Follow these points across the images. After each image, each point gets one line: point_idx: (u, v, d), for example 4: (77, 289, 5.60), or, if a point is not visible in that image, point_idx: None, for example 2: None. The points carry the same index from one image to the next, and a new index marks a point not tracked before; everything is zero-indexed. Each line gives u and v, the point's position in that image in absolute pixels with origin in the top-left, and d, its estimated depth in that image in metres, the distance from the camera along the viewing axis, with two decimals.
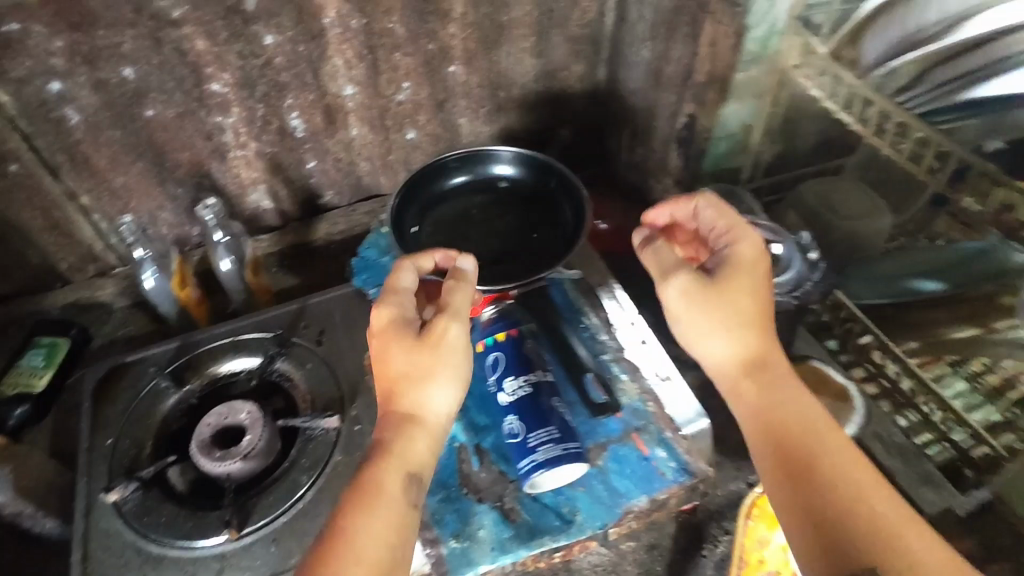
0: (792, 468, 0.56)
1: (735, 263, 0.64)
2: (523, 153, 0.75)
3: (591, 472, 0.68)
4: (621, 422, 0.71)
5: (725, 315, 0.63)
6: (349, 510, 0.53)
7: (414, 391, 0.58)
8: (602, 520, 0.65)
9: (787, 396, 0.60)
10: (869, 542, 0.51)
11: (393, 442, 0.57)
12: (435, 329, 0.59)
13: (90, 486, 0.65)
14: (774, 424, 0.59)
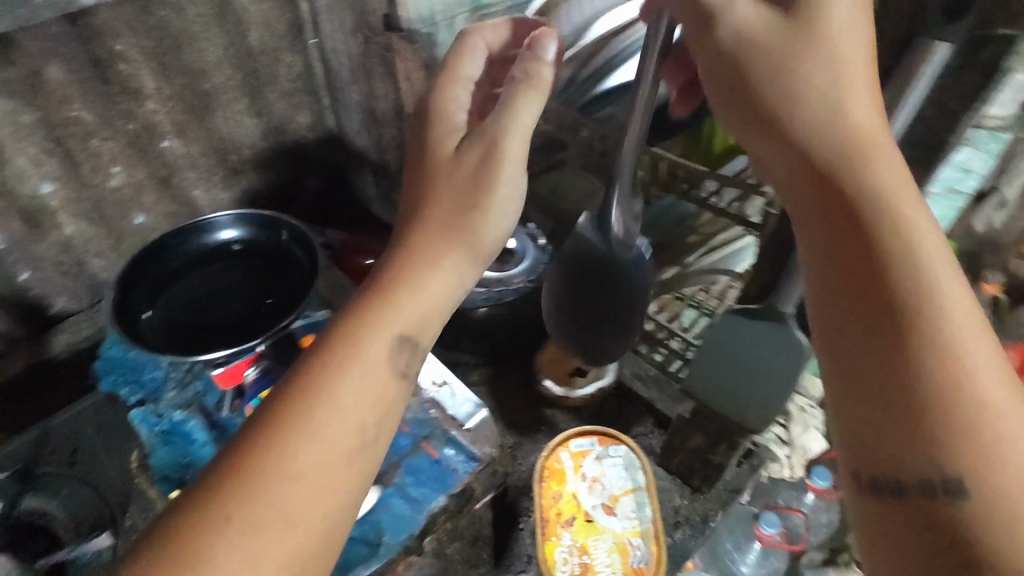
0: (882, 251, 0.39)
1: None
2: (244, 212, 0.77)
3: (389, 492, 0.69)
4: (409, 436, 0.74)
5: (792, 60, 0.44)
6: (298, 407, 0.43)
7: (431, 284, 0.49)
8: (410, 526, 0.66)
9: (872, 114, 0.43)
10: (954, 396, 0.35)
11: (376, 321, 0.47)
12: (461, 168, 0.51)
13: None
14: (839, 175, 0.41)
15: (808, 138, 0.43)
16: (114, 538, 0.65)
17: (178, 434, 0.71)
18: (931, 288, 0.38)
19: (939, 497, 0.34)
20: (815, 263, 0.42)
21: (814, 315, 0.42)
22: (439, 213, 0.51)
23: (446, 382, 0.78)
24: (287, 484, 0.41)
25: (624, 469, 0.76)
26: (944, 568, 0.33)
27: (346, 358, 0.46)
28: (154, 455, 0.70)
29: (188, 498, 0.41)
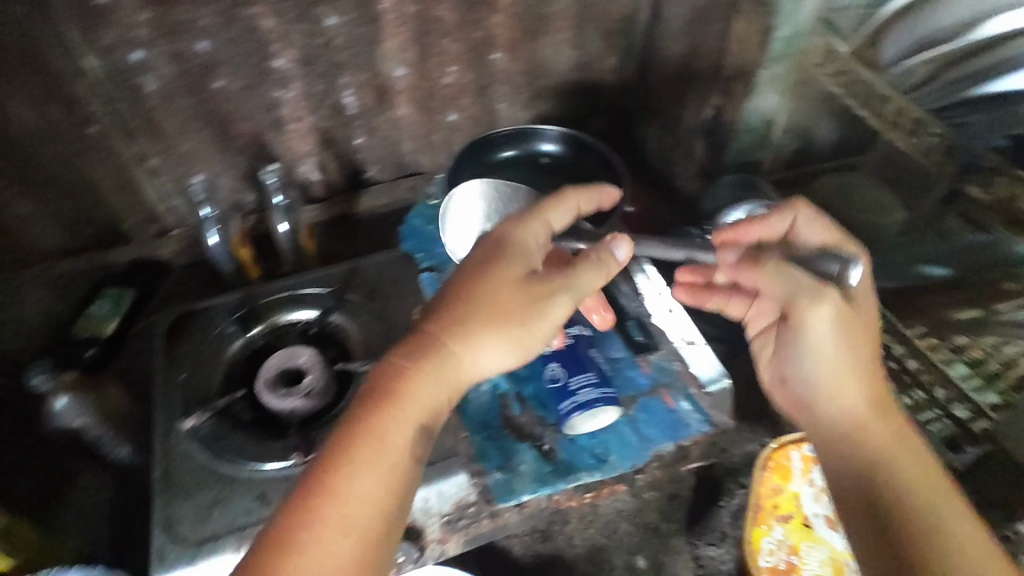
0: (908, 526, 0.54)
1: (858, 310, 0.61)
2: (567, 131, 0.83)
3: (622, 419, 0.71)
4: (648, 377, 0.74)
5: (853, 351, 0.61)
6: (342, 471, 0.49)
7: (487, 349, 0.53)
8: (636, 459, 0.68)
9: (889, 437, 0.59)
10: None
11: (422, 391, 0.51)
12: (546, 289, 0.55)
13: (169, 414, 0.73)
14: (852, 446, 0.59)
15: (832, 420, 0.61)
16: None
17: None
18: (925, 547, 0.52)
19: None
20: (842, 469, 0.60)
21: (858, 540, 0.56)
22: (472, 318, 0.53)
23: (696, 343, 0.78)
24: (341, 511, 0.48)
25: None
26: None
27: (398, 410, 0.50)
28: None
29: (260, 538, 0.48)
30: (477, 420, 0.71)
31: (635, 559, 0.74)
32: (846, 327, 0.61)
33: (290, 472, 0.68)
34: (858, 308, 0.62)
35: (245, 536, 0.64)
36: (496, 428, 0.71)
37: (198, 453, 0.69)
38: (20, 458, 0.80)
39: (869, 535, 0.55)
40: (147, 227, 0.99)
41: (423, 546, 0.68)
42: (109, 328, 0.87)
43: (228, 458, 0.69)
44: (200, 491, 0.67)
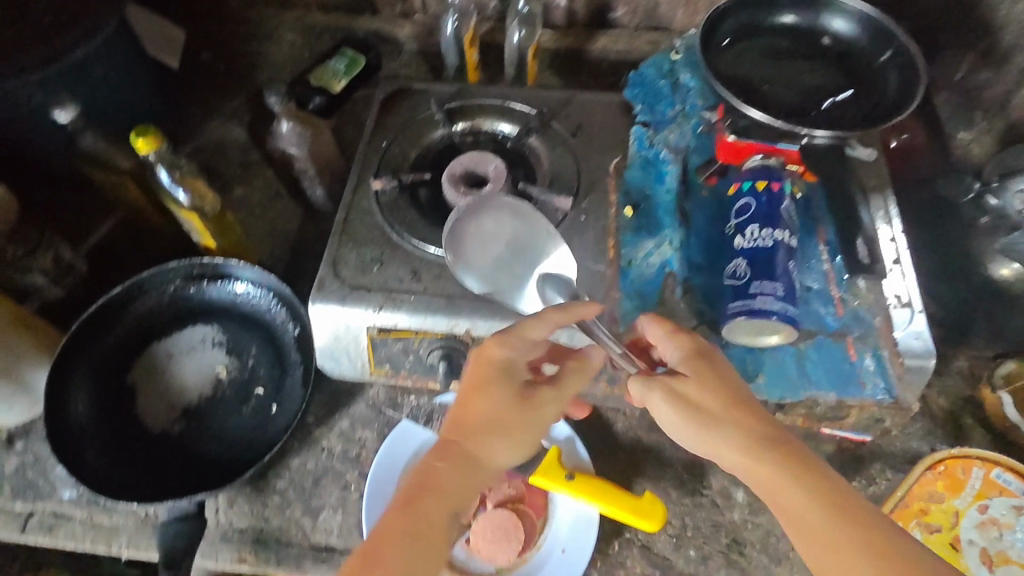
0: None
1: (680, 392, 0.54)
2: (870, 13, 0.69)
3: (788, 348, 0.63)
4: (836, 320, 0.65)
5: (704, 434, 0.52)
6: (381, 545, 0.47)
7: (504, 447, 0.52)
8: (786, 392, 0.61)
9: (741, 456, 0.51)
10: None
11: (436, 477, 0.50)
12: (540, 402, 0.54)
13: (363, 171, 0.76)
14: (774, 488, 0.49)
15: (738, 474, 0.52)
16: (570, 207, 0.72)
17: (657, 167, 0.74)
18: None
19: None
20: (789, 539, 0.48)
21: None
22: (473, 425, 0.52)
23: (910, 306, 0.65)
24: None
25: None
26: None
27: (420, 507, 0.48)
28: (629, 168, 0.74)
29: None
30: (635, 286, 0.67)
31: (735, 491, 0.69)
32: (685, 405, 0.53)
33: (444, 260, 0.70)
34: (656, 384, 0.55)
35: (390, 299, 0.68)
36: (650, 302, 0.66)
37: (376, 213, 0.73)
38: (243, 169, 0.92)
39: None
40: (395, 3, 1.00)
41: None
42: (338, 86, 0.89)
43: (399, 228, 0.72)
44: (367, 245, 0.72)
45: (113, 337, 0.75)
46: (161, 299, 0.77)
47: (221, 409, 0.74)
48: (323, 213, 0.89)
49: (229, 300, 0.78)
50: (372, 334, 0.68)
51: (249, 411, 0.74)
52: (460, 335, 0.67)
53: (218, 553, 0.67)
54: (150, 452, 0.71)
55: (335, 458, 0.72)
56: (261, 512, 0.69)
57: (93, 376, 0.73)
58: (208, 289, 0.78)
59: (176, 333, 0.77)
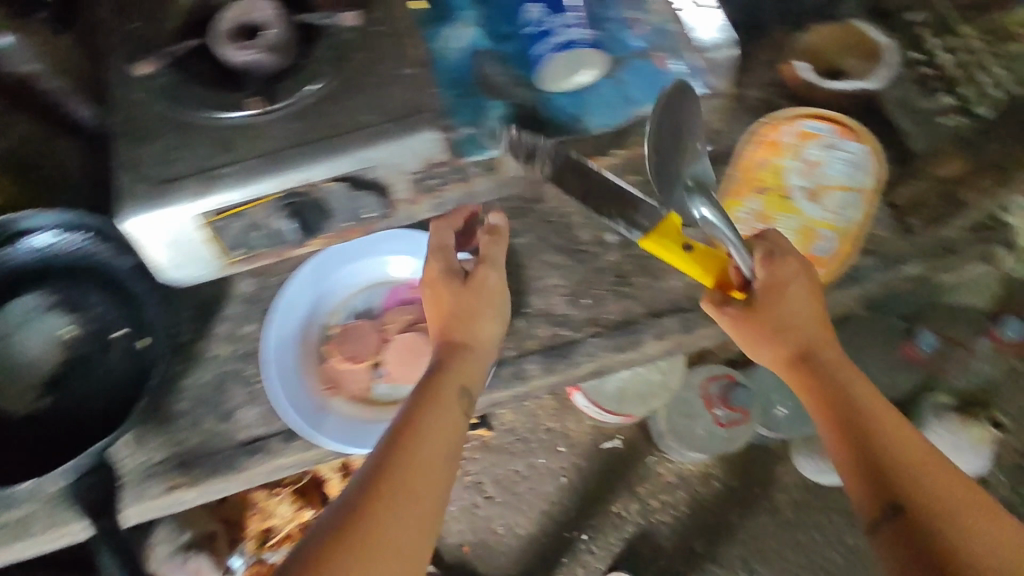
0: (871, 441, 0.58)
1: (759, 311, 0.65)
2: None
3: (605, 81, 0.65)
4: (643, 40, 0.66)
5: (756, 342, 0.66)
6: (392, 453, 0.54)
7: (485, 324, 0.65)
8: (613, 120, 0.65)
9: (779, 356, 0.65)
10: (920, 495, 0.55)
11: (452, 370, 0.61)
12: (479, 280, 0.66)
13: (119, 60, 0.67)
14: (810, 374, 0.63)
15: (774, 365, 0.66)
16: (360, 21, 0.67)
17: None
18: (888, 449, 0.58)
19: (967, 506, 0.54)
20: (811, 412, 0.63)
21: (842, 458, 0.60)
22: (448, 324, 0.64)
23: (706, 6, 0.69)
24: (413, 473, 0.53)
25: (843, 166, 0.72)
26: (906, 506, 0.54)
27: (426, 418, 0.57)
28: None
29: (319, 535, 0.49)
30: (448, 77, 0.65)
31: (608, 236, 0.75)
32: (755, 325, 0.65)
33: (249, 121, 0.64)
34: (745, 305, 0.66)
35: (208, 179, 0.62)
36: (469, 86, 0.65)
37: (154, 103, 0.65)
38: None
39: (846, 456, 0.59)
40: None
41: (391, 205, 0.68)
42: None
43: (188, 108, 0.64)
44: (158, 138, 0.64)
45: None
46: None
47: (84, 366, 0.68)
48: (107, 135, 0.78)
49: (37, 256, 0.69)
50: (208, 221, 0.63)
51: (116, 356, 0.68)
52: (295, 189, 0.64)
53: (147, 490, 0.65)
54: (26, 436, 0.65)
55: (228, 361, 0.70)
56: (173, 436, 0.67)
57: None
58: (6, 254, 0.69)
59: None
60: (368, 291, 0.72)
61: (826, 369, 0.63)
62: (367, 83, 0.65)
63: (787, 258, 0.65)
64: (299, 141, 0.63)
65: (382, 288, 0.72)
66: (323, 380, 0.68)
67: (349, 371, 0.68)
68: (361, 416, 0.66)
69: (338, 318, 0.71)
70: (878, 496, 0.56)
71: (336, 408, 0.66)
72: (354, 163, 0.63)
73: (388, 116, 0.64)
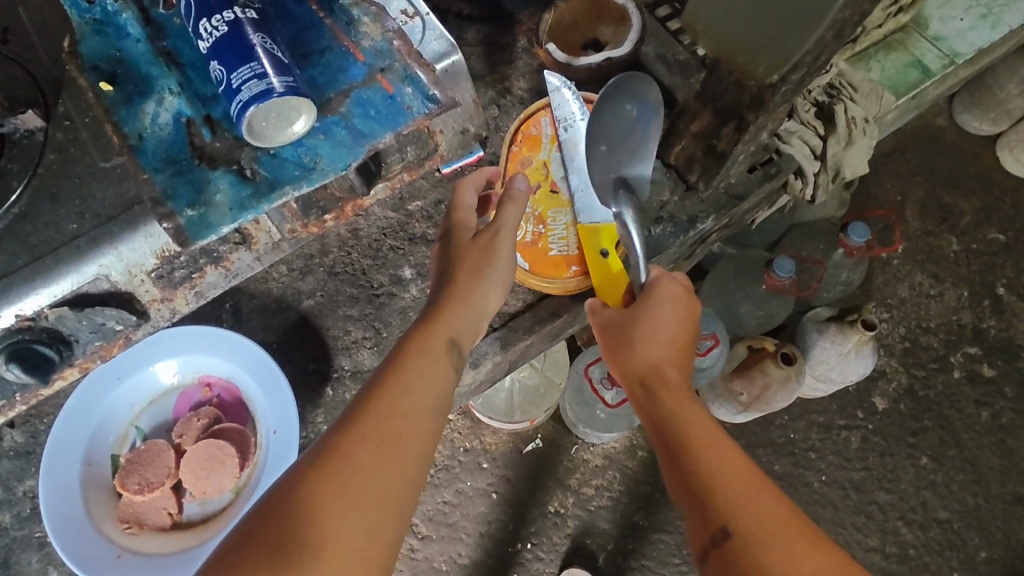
0: (695, 460, 0.58)
1: (625, 323, 0.69)
2: None
3: (332, 120, 0.60)
4: (362, 66, 0.62)
5: (615, 350, 0.69)
6: (371, 432, 0.57)
7: (490, 299, 0.70)
8: (348, 159, 0.59)
9: (627, 367, 0.68)
10: (728, 514, 0.54)
11: (447, 324, 0.66)
12: (481, 243, 0.70)
13: None
14: (650, 387, 0.65)
15: (625, 380, 0.68)
16: (45, 119, 0.62)
17: (111, 24, 0.63)
18: (707, 470, 0.57)
19: (788, 528, 0.52)
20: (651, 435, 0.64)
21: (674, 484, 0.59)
22: (443, 327, 0.66)
23: (416, 15, 0.66)
24: (342, 489, 0.53)
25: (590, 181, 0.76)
26: (714, 531, 0.54)
27: (416, 365, 0.62)
28: (83, 42, 0.62)
29: (278, 507, 0.52)
30: (160, 157, 0.59)
31: None
32: (620, 326, 0.69)
33: None
34: (619, 315, 0.70)
35: None
36: (183, 161, 0.59)
37: None
38: None
39: (674, 485, 0.59)
40: None
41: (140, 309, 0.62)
42: None
43: None
44: None
45: None
46: None
47: None
48: None
49: None
50: None
51: None
52: (16, 325, 0.55)
53: None
54: None
55: None
56: None
57: None
58: None
59: None
60: (157, 405, 0.75)
61: (672, 388, 0.64)
62: (67, 187, 0.60)
63: (667, 282, 0.69)
64: (2, 272, 0.56)
65: (172, 398, 0.75)
66: (121, 518, 0.69)
67: (150, 497, 0.70)
68: (166, 544, 0.69)
69: (124, 445, 0.73)
70: (703, 526, 0.55)
71: (138, 548, 0.68)
72: (77, 280, 0.56)
73: (98, 218, 0.58)
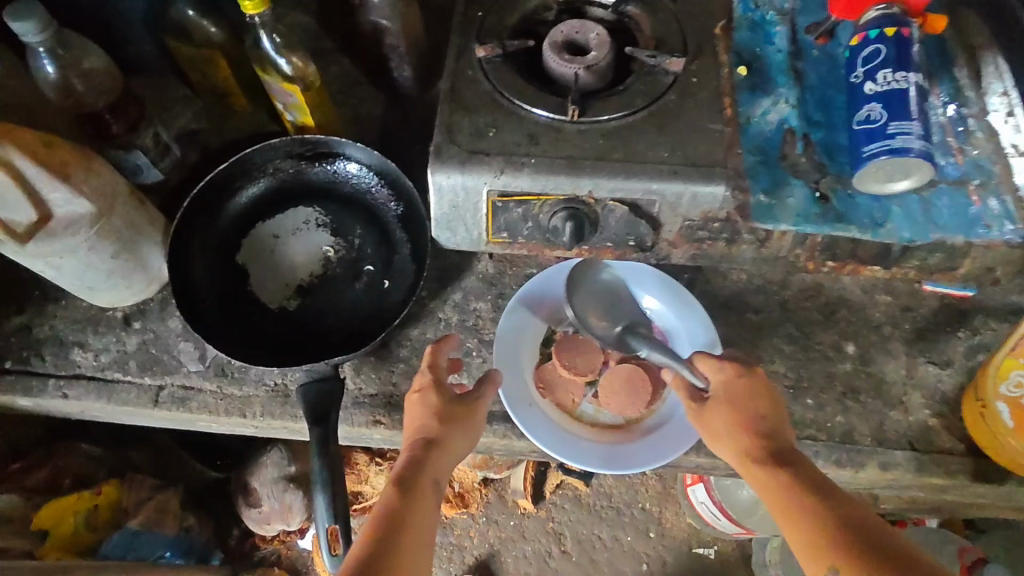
0: None
1: (743, 420, 0.59)
2: None
3: (913, 195, 0.64)
4: (958, 169, 0.65)
5: (713, 430, 0.61)
6: (402, 541, 0.51)
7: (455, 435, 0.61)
8: (915, 235, 0.63)
9: (758, 477, 0.56)
10: None
11: (432, 462, 0.58)
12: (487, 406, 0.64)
13: (463, 41, 0.75)
14: (798, 492, 0.52)
15: (754, 483, 0.56)
16: (681, 69, 0.71)
17: (765, 29, 0.73)
18: None
19: None
20: (806, 558, 0.49)
21: None
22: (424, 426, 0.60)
23: None
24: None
25: None
26: None
27: (419, 488, 0.55)
28: (737, 30, 0.74)
29: None
30: (757, 143, 0.67)
31: (846, 345, 0.72)
32: (751, 422, 0.59)
33: (558, 123, 0.69)
34: (708, 407, 0.62)
35: (510, 163, 0.66)
36: (773, 158, 0.67)
37: (483, 81, 0.72)
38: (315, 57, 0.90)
39: None
40: None
41: (655, 241, 0.70)
42: None
43: (510, 95, 0.71)
44: (479, 112, 0.71)
45: (221, 214, 0.75)
46: (262, 180, 0.76)
47: (334, 286, 0.74)
48: (407, 97, 0.86)
49: (330, 179, 0.77)
50: (493, 199, 0.68)
51: (362, 287, 0.74)
52: (582, 198, 0.67)
53: (353, 416, 0.70)
54: (271, 327, 0.71)
55: (453, 328, 0.74)
56: (389, 377, 0.71)
57: (206, 253, 0.73)
58: (309, 170, 0.77)
59: (280, 214, 0.76)
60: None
61: (820, 485, 0.52)
62: (675, 125, 0.68)
63: (727, 367, 0.62)
64: (600, 156, 0.67)
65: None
66: (538, 378, 0.71)
67: (564, 379, 0.72)
68: (566, 426, 0.69)
69: (561, 324, 0.75)
70: None
71: (546, 409, 0.69)
72: (644, 192, 0.66)
73: (688, 159, 0.66)
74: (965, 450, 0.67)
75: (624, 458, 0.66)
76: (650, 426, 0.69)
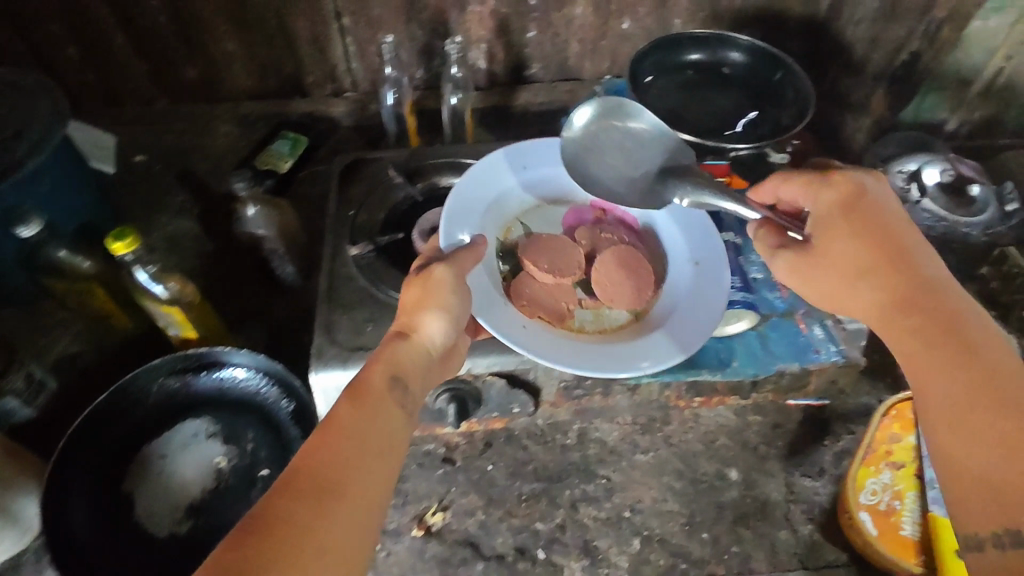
0: None
1: (875, 221, 0.58)
2: (756, 45, 0.81)
3: (751, 331, 0.72)
4: (784, 301, 0.75)
5: (829, 268, 0.59)
6: (324, 483, 0.45)
7: (426, 317, 0.59)
8: (760, 370, 0.70)
9: (901, 343, 0.54)
10: None
11: (394, 355, 0.56)
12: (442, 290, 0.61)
13: (337, 240, 0.81)
14: (950, 341, 0.51)
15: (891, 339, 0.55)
16: None
17: None
18: None
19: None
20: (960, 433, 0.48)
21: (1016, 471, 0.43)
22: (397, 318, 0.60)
23: None
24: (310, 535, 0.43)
25: None
26: None
27: (368, 403, 0.51)
28: None
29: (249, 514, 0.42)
30: None
31: (729, 472, 0.77)
32: (876, 229, 0.58)
33: None
34: (822, 246, 0.60)
35: None
36: None
37: (358, 277, 0.77)
38: (200, 261, 0.94)
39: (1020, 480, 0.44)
40: (325, 85, 1.09)
41: (538, 404, 0.74)
42: (285, 165, 0.99)
43: (385, 286, 0.76)
44: (357, 307, 0.75)
45: (102, 443, 0.73)
46: (145, 400, 0.75)
47: (227, 499, 0.73)
48: (293, 289, 0.90)
49: (218, 387, 0.78)
50: None
51: (258, 494, 0.73)
52: (463, 376, 0.69)
53: None
54: (161, 557, 0.69)
55: None
56: None
57: (88, 488, 0.71)
58: (195, 381, 0.77)
59: (167, 431, 0.75)
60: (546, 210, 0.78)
61: (973, 324, 0.52)
62: None
63: (833, 182, 0.61)
64: None
65: (563, 210, 0.78)
66: (520, 296, 0.69)
67: (551, 284, 0.71)
68: (575, 335, 0.68)
69: (510, 234, 0.75)
70: None
71: (539, 329, 0.67)
72: (519, 362, 0.69)
73: None
74: (850, 559, 0.71)
75: (655, 355, 0.66)
76: (658, 320, 0.70)
